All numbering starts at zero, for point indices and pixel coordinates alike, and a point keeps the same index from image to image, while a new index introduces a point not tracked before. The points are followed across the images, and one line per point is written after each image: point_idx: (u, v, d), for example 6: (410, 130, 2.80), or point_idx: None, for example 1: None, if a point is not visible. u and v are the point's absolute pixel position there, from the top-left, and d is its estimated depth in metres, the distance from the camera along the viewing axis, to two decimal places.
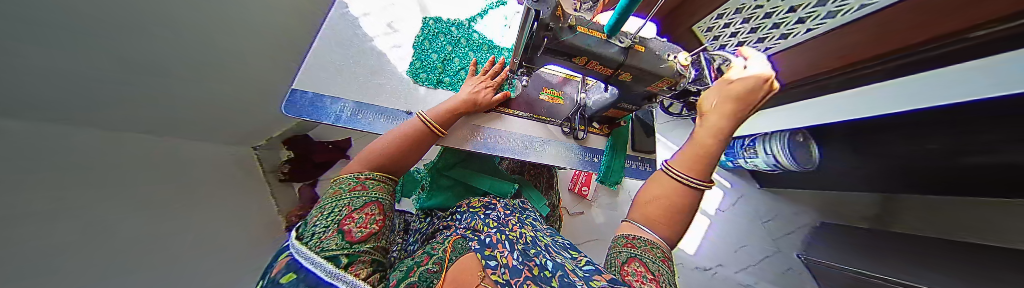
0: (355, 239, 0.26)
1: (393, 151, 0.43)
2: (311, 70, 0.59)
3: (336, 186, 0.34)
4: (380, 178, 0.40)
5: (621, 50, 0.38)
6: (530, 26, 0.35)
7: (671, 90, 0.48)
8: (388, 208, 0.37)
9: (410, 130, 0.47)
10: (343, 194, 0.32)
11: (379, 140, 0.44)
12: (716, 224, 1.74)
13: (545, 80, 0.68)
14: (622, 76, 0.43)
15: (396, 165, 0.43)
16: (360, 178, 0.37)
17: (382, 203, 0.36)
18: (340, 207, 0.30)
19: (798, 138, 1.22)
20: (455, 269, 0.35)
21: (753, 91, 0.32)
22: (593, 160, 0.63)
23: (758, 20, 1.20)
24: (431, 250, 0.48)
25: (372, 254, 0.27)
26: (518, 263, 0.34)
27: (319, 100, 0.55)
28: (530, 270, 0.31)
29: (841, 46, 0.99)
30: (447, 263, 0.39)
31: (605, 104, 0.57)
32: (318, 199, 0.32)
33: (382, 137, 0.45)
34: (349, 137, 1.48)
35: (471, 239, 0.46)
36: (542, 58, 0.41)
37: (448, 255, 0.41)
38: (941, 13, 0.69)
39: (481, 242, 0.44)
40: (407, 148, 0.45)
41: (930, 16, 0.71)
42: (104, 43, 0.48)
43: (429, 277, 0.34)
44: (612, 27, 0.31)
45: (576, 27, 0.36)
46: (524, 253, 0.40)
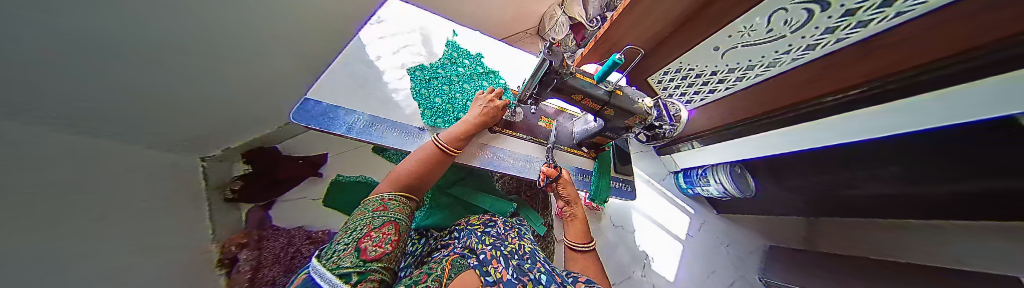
0: (368, 257, 0.31)
1: (420, 173, 0.50)
2: (326, 85, 0.63)
3: (365, 207, 0.42)
4: (400, 199, 0.46)
5: (606, 93, 0.50)
6: (543, 71, 0.45)
7: (642, 124, 0.58)
8: (404, 227, 0.42)
9: (426, 153, 0.51)
10: (367, 214, 0.39)
11: (406, 162, 0.50)
12: (688, 249, 1.87)
13: (543, 110, 0.78)
14: (607, 112, 0.54)
15: (422, 184, 0.51)
16: (381, 201, 0.43)
17: (399, 223, 0.41)
18: (363, 226, 0.36)
19: (736, 169, 1.51)
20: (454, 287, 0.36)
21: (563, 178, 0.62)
22: (584, 179, 0.72)
23: (692, 79, 1.31)
24: (430, 267, 0.47)
25: (386, 264, 0.32)
26: (515, 276, 0.40)
27: (331, 111, 0.58)
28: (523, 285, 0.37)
29: (747, 104, 1.19)
30: (446, 281, 0.39)
31: (592, 133, 0.68)
32: (349, 218, 0.40)
33: (407, 159, 0.51)
34: (325, 153, 1.37)
35: (470, 257, 0.47)
36: (548, 93, 0.51)
37: (447, 273, 0.42)
38: (825, 81, 0.83)
39: (481, 259, 0.45)
40: (429, 167, 0.51)
41: (812, 83, 0.88)
42: (29, 17, 0.38)
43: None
44: (602, 75, 0.44)
45: (575, 74, 0.47)
46: (519, 269, 0.43)
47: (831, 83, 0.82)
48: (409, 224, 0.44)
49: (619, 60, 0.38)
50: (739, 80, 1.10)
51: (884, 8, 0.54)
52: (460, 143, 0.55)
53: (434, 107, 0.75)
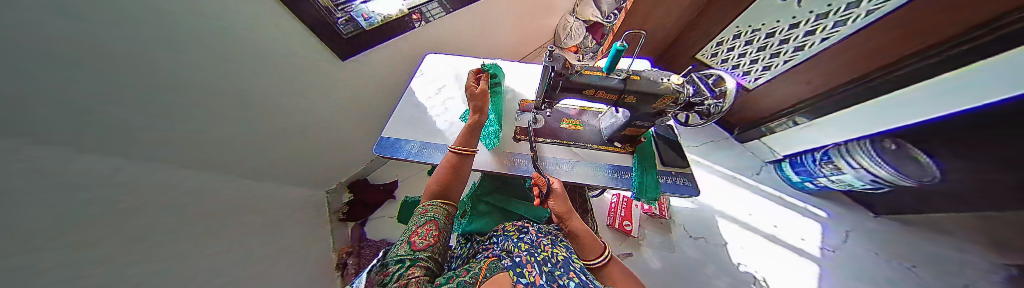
0: (417, 249, 0.40)
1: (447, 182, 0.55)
2: (393, 124, 0.85)
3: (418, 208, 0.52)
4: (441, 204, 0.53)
5: (620, 81, 0.48)
6: (549, 76, 0.49)
7: (676, 105, 0.52)
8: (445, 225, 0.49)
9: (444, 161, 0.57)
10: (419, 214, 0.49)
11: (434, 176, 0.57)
12: (835, 274, 1.27)
13: (564, 113, 0.79)
14: (628, 99, 0.51)
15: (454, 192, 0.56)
16: (425, 214, 0.49)
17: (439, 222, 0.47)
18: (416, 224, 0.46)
19: (886, 145, 1.06)
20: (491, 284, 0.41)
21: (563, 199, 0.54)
22: (623, 176, 0.66)
23: (762, 40, 1.19)
24: (469, 267, 0.53)
25: (427, 257, 0.40)
26: (546, 282, 0.41)
27: (397, 142, 0.78)
28: None
29: (858, 51, 0.93)
30: (482, 278, 0.44)
31: (619, 126, 0.64)
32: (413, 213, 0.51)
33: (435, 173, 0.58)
34: (397, 180, 1.72)
35: (504, 259, 0.51)
36: (559, 94, 0.54)
37: (483, 272, 0.47)
38: (937, 13, 0.66)
39: (512, 263, 0.48)
40: (449, 171, 0.56)
41: (927, 18, 0.69)
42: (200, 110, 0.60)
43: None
44: (610, 64, 0.43)
45: (581, 71, 0.49)
46: (553, 277, 0.43)
47: (965, 16, 0.63)
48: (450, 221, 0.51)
49: (622, 46, 0.38)
50: (842, 25, 0.90)
51: None
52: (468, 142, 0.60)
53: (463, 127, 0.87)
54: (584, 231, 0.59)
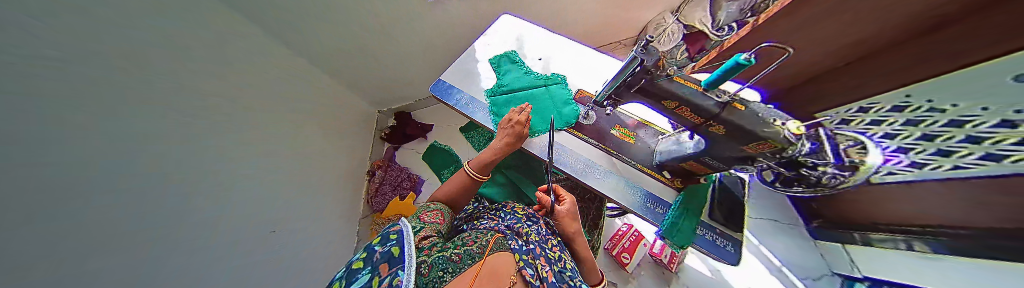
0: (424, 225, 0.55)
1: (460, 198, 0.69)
2: (452, 73, 0.88)
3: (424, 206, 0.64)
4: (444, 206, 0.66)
5: (715, 104, 0.39)
6: (632, 70, 0.41)
7: (774, 158, 0.41)
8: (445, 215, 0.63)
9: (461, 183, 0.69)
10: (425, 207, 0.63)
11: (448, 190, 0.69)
12: None
13: (620, 119, 0.70)
14: (713, 128, 0.43)
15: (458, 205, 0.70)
16: (433, 209, 0.62)
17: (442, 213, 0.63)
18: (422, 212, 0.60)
19: None
20: (499, 263, 0.49)
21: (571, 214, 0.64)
22: (657, 210, 0.60)
23: None
24: (474, 233, 0.59)
25: (436, 228, 0.57)
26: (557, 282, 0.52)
27: (450, 88, 0.83)
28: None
29: None
30: (488, 252, 0.51)
31: (680, 156, 0.55)
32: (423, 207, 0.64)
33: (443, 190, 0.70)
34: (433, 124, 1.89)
35: (511, 240, 0.57)
36: (632, 95, 0.48)
37: (491, 245, 0.53)
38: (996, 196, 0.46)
39: (519, 246, 0.56)
40: (461, 189, 0.69)
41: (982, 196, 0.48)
42: None
43: (473, 255, 0.49)
44: (715, 80, 0.34)
45: (672, 77, 0.41)
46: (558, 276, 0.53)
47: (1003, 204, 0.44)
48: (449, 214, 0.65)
49: (747, 61, 0.27)
50: None
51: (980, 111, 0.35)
52: (483, 169, 0.67)
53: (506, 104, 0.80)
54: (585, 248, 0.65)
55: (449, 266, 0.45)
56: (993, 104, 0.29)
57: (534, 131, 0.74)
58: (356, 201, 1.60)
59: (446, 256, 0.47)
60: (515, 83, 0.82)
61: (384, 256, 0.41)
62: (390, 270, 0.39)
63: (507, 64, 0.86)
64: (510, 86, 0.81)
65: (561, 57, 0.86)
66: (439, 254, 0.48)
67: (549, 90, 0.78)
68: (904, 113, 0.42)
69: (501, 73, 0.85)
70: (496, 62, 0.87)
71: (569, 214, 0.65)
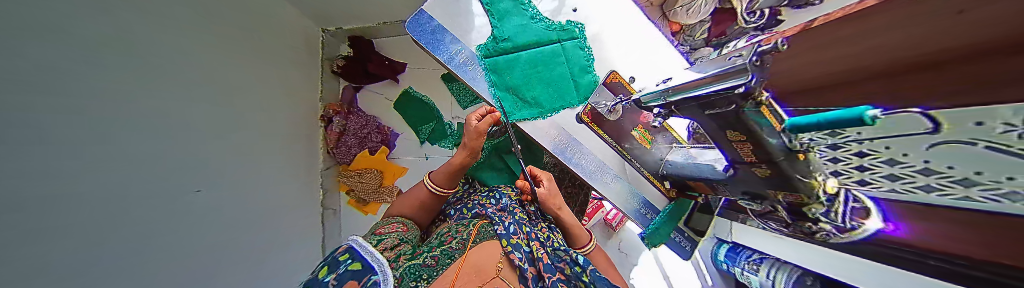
0: (381, 233, 0.52)
1: (419, 206, 0.62)
2: (440, 2, 0.58)
3: (382, 224, 0.55)
4: (401, 221, 0.58)
5: (781, 148, 0.33)
6: (722, 85, 0.31)
7: (786, 202, 0.40)
8: (407, 224, 0.58)
9: (419, 199, 0.62)
10: (382, 220, 0.57)
11: (404, 205, 0.62)
12: None
13: (644, 117, 0.62)
14: (760, 170, 0.39)
15: (418, 217, 0.62)
16: (392, 222, 0.57)
17: (404, 223, 0.57)
18: (378, 226, 0.55)
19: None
20: (480, 251, 0.51)
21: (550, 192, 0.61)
22: (649, 216, 0.66)
23: None
24: (458, 226, 0.57)
25: (400, 236, 0.53)
26: (551, 262, 0.53)
27: (439, 31, 0.58)
28: (563, 272, 0.53)
29: None
30: (470, 243, 0.52)
31: (692, 174, 0.54)
32: (376, 226, 0.55)
33: (397, 202, 0.63)
34: (405, 63, 1.55)
35: (496, 224, 0.56)
36: (692, 110, 0.40)
37: (475, 237, 0.53)
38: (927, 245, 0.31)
39: (506, 230, 0.55)
40: (421, 205, 0.62)
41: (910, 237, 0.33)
42: None
43: (452, 254, 0.49)
44: (811, 124, 0.24)
45: (764, 108, 0.29)
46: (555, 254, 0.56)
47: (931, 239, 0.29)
48: (412, 222, 0.60)
49: (857, 119, 0.17)
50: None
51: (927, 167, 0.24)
52: (446, 183, 0.62)
53: (517, 70, 0.60)
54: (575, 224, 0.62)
55: (424, 272, 0.46)
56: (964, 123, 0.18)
57: (546, 110, 0.60)
58: (312, 151, 1.33)
59: (419, 264, 0.47)
60: (520, 36, 0.60)
61: (344, 275, 0.42)
62: (361, 284, 0.41)
63: (505, 1, 0.60)
64: (514, 41, 0.59)
65: (599, 8, 0.61)
66: (411, 263, 0.47)
67: (563, 49, 0.60)
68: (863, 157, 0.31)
69: (499, 19, 0.59)
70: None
71: (551, 196, 0.60)
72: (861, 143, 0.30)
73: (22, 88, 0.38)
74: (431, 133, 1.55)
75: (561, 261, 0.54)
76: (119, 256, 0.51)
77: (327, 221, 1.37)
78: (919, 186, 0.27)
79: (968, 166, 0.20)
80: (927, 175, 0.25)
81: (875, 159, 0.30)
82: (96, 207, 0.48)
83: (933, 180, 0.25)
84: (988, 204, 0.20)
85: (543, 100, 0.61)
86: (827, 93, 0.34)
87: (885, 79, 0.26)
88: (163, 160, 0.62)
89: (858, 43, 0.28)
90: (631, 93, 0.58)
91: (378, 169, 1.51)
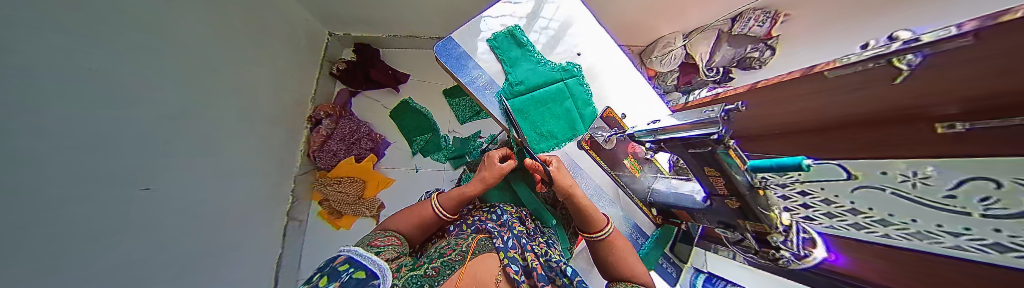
0: (377, 244, 0.50)
1: (416, 222, 0.60)
2: (467, 32, 0.67)
3: (376, 236, 0.53)
4: (395, 235, 0.56)
5: (746, 184, 0.40)
6: (697, 131, 0.40)
7: (753, 230, 0.47)
8: (400, 237, 0.56)
9: (420, 213, 0.61)
10: (376, 233, 0.54)
11: (402, 219, 0.60)
12: None
13: (635, 148, 0.70)
14: (730, 201, 0.46)
15: (411, 234, 0.60)
16: (387, 235, 0.54)
17: (398, 236, 0.55)
18: (371, 237, 0.52)
19: None
20: (479, 262, 0.50)
21: (558, 169, 0.62)
22: (636, 240, 0.70)
23: None
24: (457, 238, 0.57)
25: (397, 249, 0.51)
26: (545, 272, 0.55)
27: (462, 57, 0.65)
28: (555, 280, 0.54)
29: None
30: (469, 255, 0.51)
31: (675, 203, 0.61)
32: (366, 238, 0.52)
33: (394, 217, 0.61)
34: (409, 74, 1.58)
35: (495, 237, 0.56)
36: (676, 147, 0.48)
37: (474, 248, 0.52)
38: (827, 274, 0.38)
39: (505, 244, 0.55)
40: (418, 221, 0.61)
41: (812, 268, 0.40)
42: None
43: (452, 265, 0.48)
44: (764, 167, 0.33)
45: (730, 149, 0.38)
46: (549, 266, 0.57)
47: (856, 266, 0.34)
48: (405, 236, 0.58)
49: (799, 166, 0.27)
50: None
51: (860, 211, 0.32)
52: (455, 210, 0.63)
53: (526, 99, 0.66)
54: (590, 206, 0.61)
55: (426, 283, 0.45)
56: (921, 164, 0.21)
57: (552, 140, 0.67)
58: (291, 152, 1.24)
59: (421, 274, 0.46)
60: (531, 78, 0.67)
61: (349, 282, 0.40)
62: None
63: (515, 50, 0.68)
64: (526, 84, 0.67)
65: (598, 53, 0.72)
66: (412, 273, 0.46)
67: (566, 86, 0.68)
68: (808, 198, 0.40)
69: (511, 65, 0.67)
70: (499, 46, 0.67)
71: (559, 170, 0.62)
72: (802, 183, 0.39)
73: (7, 53, 0.36)
74: (425, 144, 1.53)
75: (553, 271, 0.55)
76: (44, 250, 0.44)
77: (288, 234, 1.21)
78: (849, 223, 0.35)
79: (883, 209, 0.28)
80: (852, 214, 0.33)
81: (815, 198, 0.38)
82: (41, 190, 0.43)
83: (859, 219, 0.33)
84: (900, 240, 0.28)
85: (556, 139, 0.67)
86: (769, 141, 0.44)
87: (811, 133, 0.35)
88: (117, 142, 0.55)
89: (790, 103, 0.39)
90: (625, 128, 0.67)
91: (360, 178, 1.42)
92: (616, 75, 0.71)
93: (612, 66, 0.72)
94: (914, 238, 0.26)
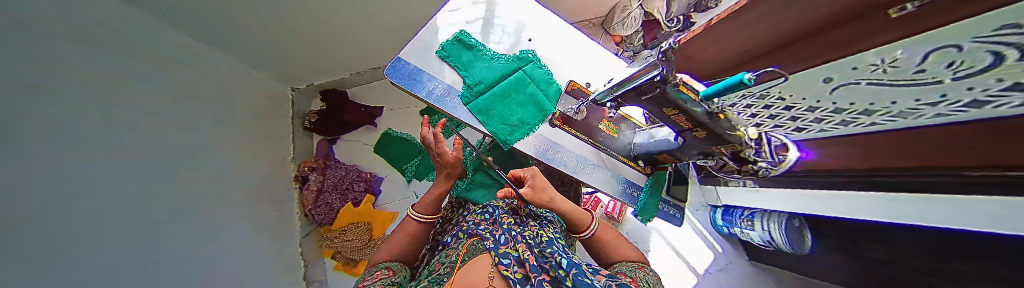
0: (366, 281, 0.49)
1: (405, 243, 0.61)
2: (416, 48, 0.67)
3: (366, 271, 0.53)
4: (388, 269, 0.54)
5: (705, 113, 0.42)
6: (648, 76, 0.40)
7: (733, 155, 0.49)
8: (397, 267, 0.56)
9: (406, 230, 0.62)
10: (368, 268, 0.54)
11: (391, 245, 0.60)
12: None
13: (607, 112, 0.72)
14: (696, 133, 0.48)
15: (404, 254, 0.60)
16: (378, 268, 0.54)
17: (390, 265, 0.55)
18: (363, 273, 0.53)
19: None
20: (466, 269, 0.50)
21: (536, 186, 0.62)
22: (632, 194, 0.71)
23: None
24: (448, 253, 0.58)
25: (387, 279, 0.51)
26: (538, 263, 0.50)
27: (416, 73, 0.65)
28: (547, 273, 0.48)
29: None
30: (458, 264, 0.52)
31: (658, 150, 0.62)
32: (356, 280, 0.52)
33: (380, 248, 0.61)
34: (381, 106, 1.60)
35: (486, 239, 0.56)
36: (635, 99, 0.48)
37: (461, 258, 0.53)
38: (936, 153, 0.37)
39: (495, 242, 0.54)
40: (411, 239, 0.62)
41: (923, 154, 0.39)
42: None
43: (440, 280, 0.50)
44: (710, 94, 0.36)
45: (680, 82, 0.39)
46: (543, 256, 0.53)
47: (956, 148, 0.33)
48: (400, 264, 0.58)
49: (744, 83, 0.29)
50: None
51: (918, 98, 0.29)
52: (430, 210, 0.63)
53: (490, 97, 0.67)
54: (570, 212, 0.63)
55: None
56: (946, 48, 0.20)
57: (528, 127, 0.67)
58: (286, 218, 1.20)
59: None
60: (488, 75, 0.68)
61: None
62: None
63: (465, 53, 0.69)
64: (485, 82, 0.67)
65: (548, 35, 0.73)
66: None
67: (525, 72, 0.70)
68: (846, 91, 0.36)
69: (466, 69, 0.68)
70: (449, 55, 0.68)
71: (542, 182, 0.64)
72: (843, 80, 0.35)
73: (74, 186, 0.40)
74: (416, 169, 1.51)
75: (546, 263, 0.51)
76: None
77: None
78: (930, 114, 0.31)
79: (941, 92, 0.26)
80: (914, 101, 0.30)
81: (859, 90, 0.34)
82: None
83: (898, 108, 0.34)
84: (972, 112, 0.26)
85: (527, 124, 0.67)
86: (770, 58, 0.44)
87: (807, 41, 0.35)
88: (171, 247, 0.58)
89: (759, 26, 0.41)
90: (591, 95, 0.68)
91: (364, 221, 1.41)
92: (569, 50, 0.73)
93: (563, 44, 0.74)
94: (961, 115, 0.28)
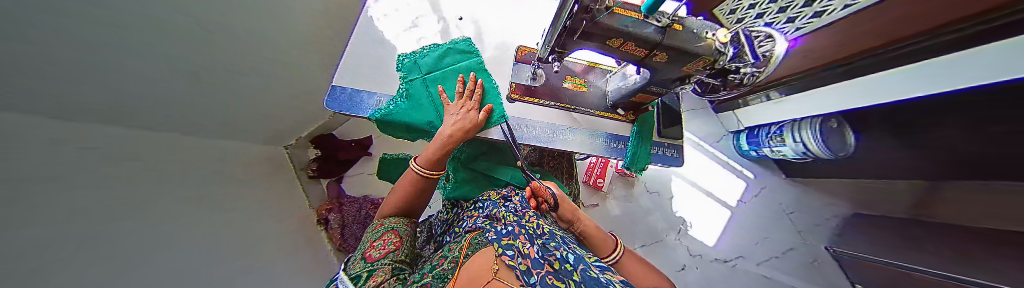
0: (371, 258, 0.44)
1: (410, 198, 0.59)
2: (348, 71, 0.72)
3: (376, 231, 0.54)
4: (397, 221, 0.57)
5: (655, 33, 0.38)
6: (570, 11, 0.36)
7: (708, 69, 0.45)
8: (402, 233, 0.55)
9: (411, 182, 0.57)
10: (374, 232, 0.53)
11: (395, 192, 0.59)
12: (738, 215, 1.79)
13: (569, 69, 0.69)
14: (657, 57, 0.43)
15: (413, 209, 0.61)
16: (383, 231, 0.53)
17: (396, 230, 0.54)
18: (370, 240, 0.50)
19: (830, 123, 1.21)
20: (471, 264, 0.43)
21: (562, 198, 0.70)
22: (618, 146, 0.66)
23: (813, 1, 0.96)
24: (450, 249, 0.54)
25: (392, 259, 0.46)
26: (540, 256, 0.42)
27: (355, 96, 0.69)
28: (549, 265, 0.39)
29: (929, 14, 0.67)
30: (463, 259, 0.46)
31: (633, 90, 0.57)
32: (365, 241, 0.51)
33: (387, 200, 0.60)
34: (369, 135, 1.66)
35: (488, 232, 0.52)
36: (575, 42, 0.44)
37: (464, 252, 0.48)
38: None
39: (498, 234, 0.49)
40: (416, 191, 0.58)
41: None
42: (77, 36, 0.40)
43: (444, 275, 0.43)
44: (651, 6, 0.32)
45: (613, 9, 0.36)
46: (545, 247, 0.46)
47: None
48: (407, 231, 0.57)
49: None
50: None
51: None
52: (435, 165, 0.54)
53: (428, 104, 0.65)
54: (591, 228, 0.64)
55: None
56: None
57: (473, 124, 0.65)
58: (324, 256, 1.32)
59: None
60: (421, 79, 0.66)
61: None
62: None
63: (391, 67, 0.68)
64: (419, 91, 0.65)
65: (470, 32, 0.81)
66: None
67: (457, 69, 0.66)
68: None
69: (405, 71, 0.66)
70: None
71: (563, 199, 0.70)
72: None
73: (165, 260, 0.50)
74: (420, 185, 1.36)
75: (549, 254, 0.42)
76: None
77: None
78: None
79: None
80: None
81: None
82: None
83: None
84: None
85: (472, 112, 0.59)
86: None
87: None
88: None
89: None
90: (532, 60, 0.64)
91: None
92: None
93: None
94: None
